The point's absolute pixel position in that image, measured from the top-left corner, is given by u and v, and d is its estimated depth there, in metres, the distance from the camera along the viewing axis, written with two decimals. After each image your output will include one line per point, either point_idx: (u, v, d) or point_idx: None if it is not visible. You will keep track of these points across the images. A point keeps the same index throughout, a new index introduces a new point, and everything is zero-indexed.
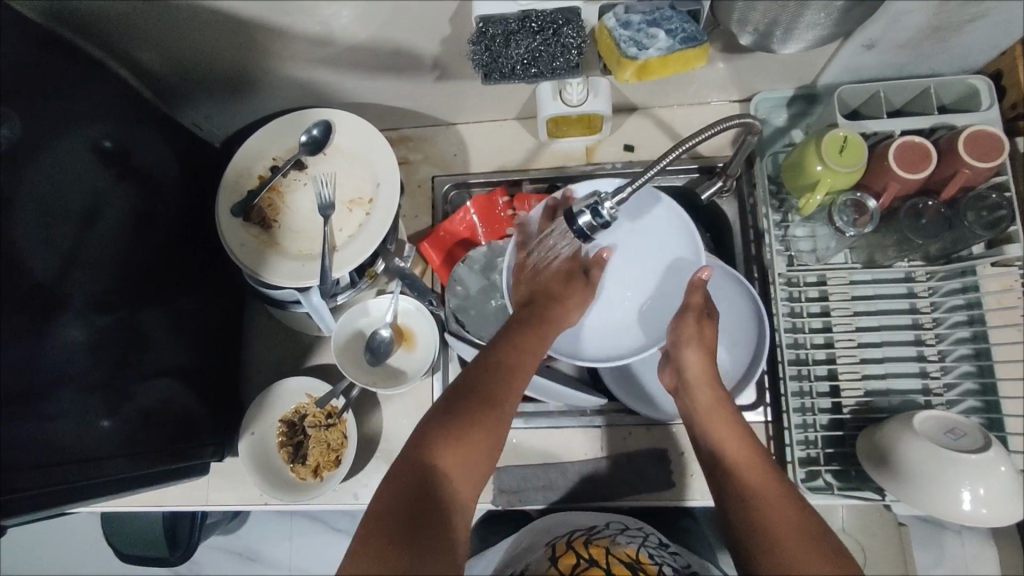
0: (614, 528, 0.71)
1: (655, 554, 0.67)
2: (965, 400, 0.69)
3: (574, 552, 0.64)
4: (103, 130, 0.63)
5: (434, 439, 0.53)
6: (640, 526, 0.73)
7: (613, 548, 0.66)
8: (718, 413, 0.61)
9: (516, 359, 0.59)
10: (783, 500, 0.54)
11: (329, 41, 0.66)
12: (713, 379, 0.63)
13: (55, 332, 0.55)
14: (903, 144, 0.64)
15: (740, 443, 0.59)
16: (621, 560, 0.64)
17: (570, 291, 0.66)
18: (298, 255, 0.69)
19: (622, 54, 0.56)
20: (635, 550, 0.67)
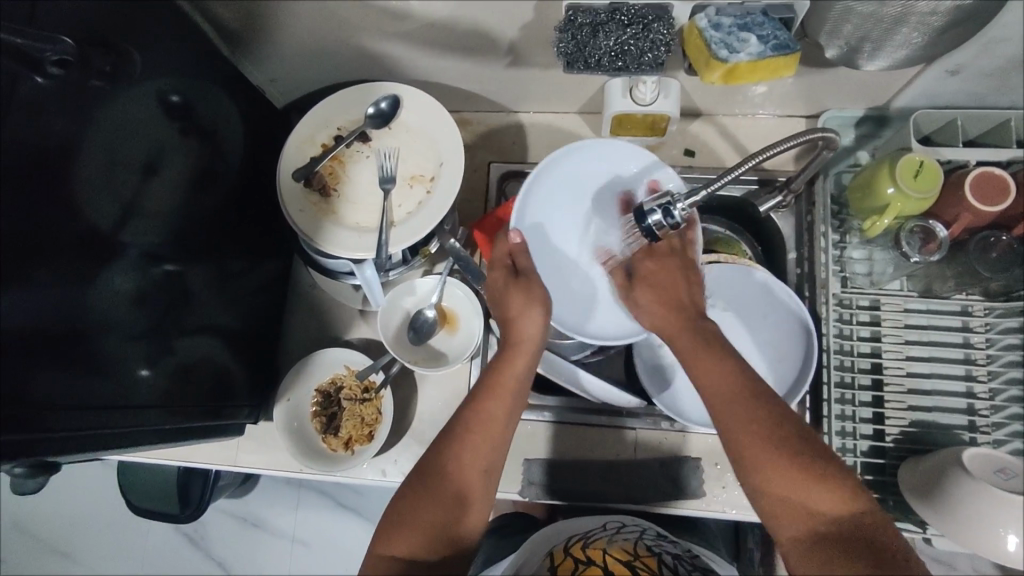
0: (610, 529, 0.70)
1: (653, 546, 0.66)
2: (1011, 441, 0.67)
3: (570, 558, 0.62)
4: (174, 81, 0.63)
5: (406, 518, 0.54)
6: (638, 522, 0.72)
7: (611, 547, 0.65)
8: (690, 337, 0.56)
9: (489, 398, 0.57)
10: (763, 430, 0.50)
11: (408, 16, 0.66)
12: (689, 296, 0.59)
13: (108, 278, 0.55)
14: (980, 175, 0.62)
15: (715, 367, 0.53)
16: (619, 557, 0.62)
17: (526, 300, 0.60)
18: (356, 227, 0.69)
19: (712, 55, 0.55)
20: (633, 545, 0.65)
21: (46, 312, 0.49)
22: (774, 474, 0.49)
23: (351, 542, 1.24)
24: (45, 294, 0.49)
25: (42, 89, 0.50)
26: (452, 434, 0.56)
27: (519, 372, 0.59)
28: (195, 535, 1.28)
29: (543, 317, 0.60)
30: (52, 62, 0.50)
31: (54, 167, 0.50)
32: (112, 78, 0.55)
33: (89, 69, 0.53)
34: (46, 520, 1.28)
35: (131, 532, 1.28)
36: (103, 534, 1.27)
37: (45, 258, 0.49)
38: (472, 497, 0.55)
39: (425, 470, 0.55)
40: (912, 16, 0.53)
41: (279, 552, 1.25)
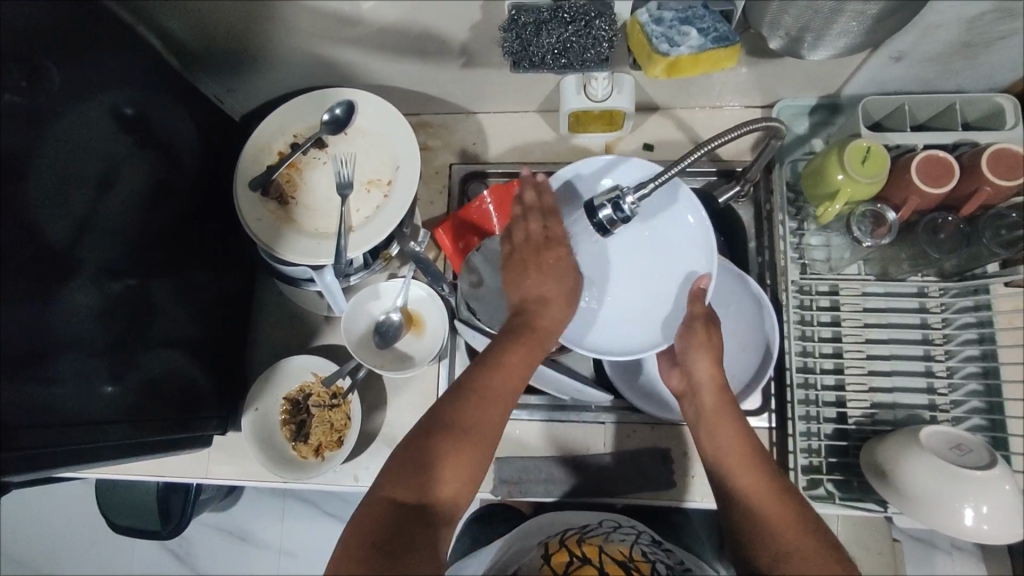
0: (607, 527, 0.70)
1: (649, 552, 0.66)
2: (971, 417, 0.69)
3: (566, 550, 0.62)
4: (126, 95, 0.63)
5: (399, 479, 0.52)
6: (633, 525, 0.72)
7: (606, 546, 0.64)
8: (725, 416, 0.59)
9: (495, 374, 0.57)
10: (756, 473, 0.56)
11: (358, 21, 0.66)
12: (723, 385, 0.60)
13: (66, 295, 0.55)
14: (926, 158, 0.64)
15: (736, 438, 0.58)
16: (615, 558, 0.62)
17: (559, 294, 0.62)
18: (315, 233, 0.69)
19: (654, 49, 0.56)
20: (629, 548, 0.65)
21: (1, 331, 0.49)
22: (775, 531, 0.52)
23: None
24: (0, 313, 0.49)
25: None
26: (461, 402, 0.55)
27: (533, 356, 0.59)
28: (180, 551, 1.27)
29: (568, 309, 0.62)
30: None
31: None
32: (30, 93, 0.52)
33: (0, 84, 0.50)
34: (29, 544, 1.27)
35: (115, 551, 1.27)
36: (87, 555, 1.26)
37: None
38: (467, 455, 0.54)
39: (428, 424, 0.54)
40: (847, 5, 0.54)
41: (265, 564, 1.25)
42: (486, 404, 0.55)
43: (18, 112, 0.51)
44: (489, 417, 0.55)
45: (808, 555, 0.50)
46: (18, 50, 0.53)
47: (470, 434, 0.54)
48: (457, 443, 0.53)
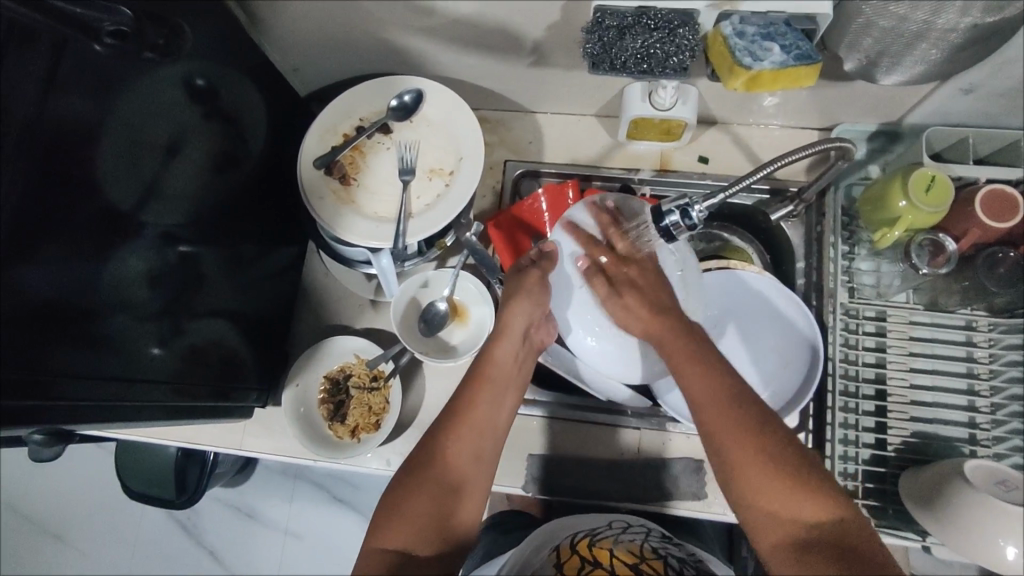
0: (616, 528, 0.69)
1: (659, 548, 0.66)
2: (1012, 455, 0.68)
3: (577, 555, 0.62)
4: (200, 67, 0.63)
5: (392, 517, 0.54)
6: (643, 523, 0.72)
7: (616, 549, 0.64)
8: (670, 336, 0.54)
9: (473, 392, 0.58)
10: (738, 424, 0.51)
11: (436, 12, 0.66)
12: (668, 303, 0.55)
13: (122, 255, 0.55)
14: (992, 192, 0.64)
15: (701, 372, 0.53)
16: (625, 560, 0.62)
17: (519, 292, 0.59)
18: (373, 216, 0.69)
19: (736, 62, 0.56)
20: (638, 547, 0.65)
21: (58, 287, 0.49)
22: (759, 489, 0.50)
23: (345, 537, 1.23)
24: (57, 270, 0.49)
25: (101, 57, 0.53)
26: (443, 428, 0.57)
27: (506, 365, 0.60)
28: (187, 523, 1.27)
29: (530, 309, 0.59)
30: (108, 31, 0.53)
31: (63, 153, 0.49)
32: (123, 55, 0.55)
33: (143, 42, 0.56)
34: (40, 500, 1.28)
35: (122, 517, 1.27)
36: (97, 517, 1.27)
37: (58, 235, 0.49)
38: (459, 494, 0.55)
39: (415, 461, 0.56)
40: (932, 32, 0.54)
41: (270, 543, 1.25)
42: (465, 440, 0.57)
43: (95, 76, 0.52)
44: (470, 440, 0.57)
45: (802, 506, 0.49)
46: (158, 11, 0.58)
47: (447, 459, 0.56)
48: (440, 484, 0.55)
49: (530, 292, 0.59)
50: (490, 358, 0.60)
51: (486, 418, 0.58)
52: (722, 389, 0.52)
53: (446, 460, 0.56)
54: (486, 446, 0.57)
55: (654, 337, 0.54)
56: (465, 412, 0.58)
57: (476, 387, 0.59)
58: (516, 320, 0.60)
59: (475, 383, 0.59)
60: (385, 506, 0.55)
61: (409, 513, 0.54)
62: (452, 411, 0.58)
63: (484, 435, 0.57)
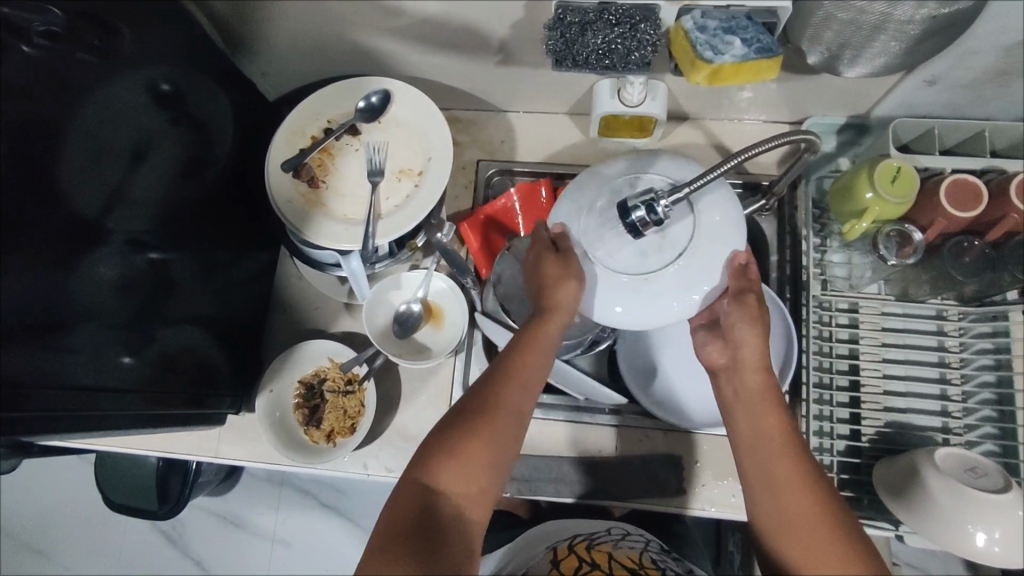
0: (615, 534, 0.71)
1: (658, 559, 0.68)
2: (984, 443, 0.70)
3: (575, 555, 0.64)
4: (162, 71, 0.62)
5: (429, 459, 0.52)
6: (642, 533, 0.74)
7: (615, 552, 0.66)
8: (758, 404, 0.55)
9: (524, 356, 0.56)
10: (798, 480, 0.51)
11: (401, 12, 0.66)
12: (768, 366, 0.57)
13: (89, 264, 0.55)
14: (956, 181, 0.64)
15: (771, 419, 0.54)
16: (624, 564, 0.64)
17: (561, 273, 0.55)
18: (343, 219, 0.69)
19: (697, 56, 0.57)
20: (638, 555, 0.67)
21: (21, 297, 0.49)
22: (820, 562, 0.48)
23: (333, 543, 1.22)
24: (19, 280, 0.48)
25: (30, 58, 0.51)
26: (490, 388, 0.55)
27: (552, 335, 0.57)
28: (172, 534, 1.26)
29: (577, 291, 0.55)
30: (38, 32, 0.52)
31: (18, 159, 0.48)
32: (79, 60, 0.54)
33: (75, 42, 0.54)
34: (22, 516, 1.26)
35: (106, 530, 1.26)
36: (80, 531, 1.25)
37: (19, 244, 0.48)
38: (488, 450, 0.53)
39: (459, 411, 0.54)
40: (890, 24, 0.54)
41: (257, 552, 1.24)
42: (508, 402, 0.55)
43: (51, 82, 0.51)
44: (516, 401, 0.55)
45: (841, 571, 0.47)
46: (97, 13, 0.56)
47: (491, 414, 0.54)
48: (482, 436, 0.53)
49: (568, 271, 0.55)
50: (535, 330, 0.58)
51: (523, 391, 0.56)
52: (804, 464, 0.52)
53: (493, 415, 0.54)
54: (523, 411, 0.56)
55: (741, 376, 0.57)
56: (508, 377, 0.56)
57: (524, 353, 0.57)
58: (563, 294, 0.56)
59: (522, 350, 0.57)
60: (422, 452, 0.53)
61: (447, 462, 0.51)
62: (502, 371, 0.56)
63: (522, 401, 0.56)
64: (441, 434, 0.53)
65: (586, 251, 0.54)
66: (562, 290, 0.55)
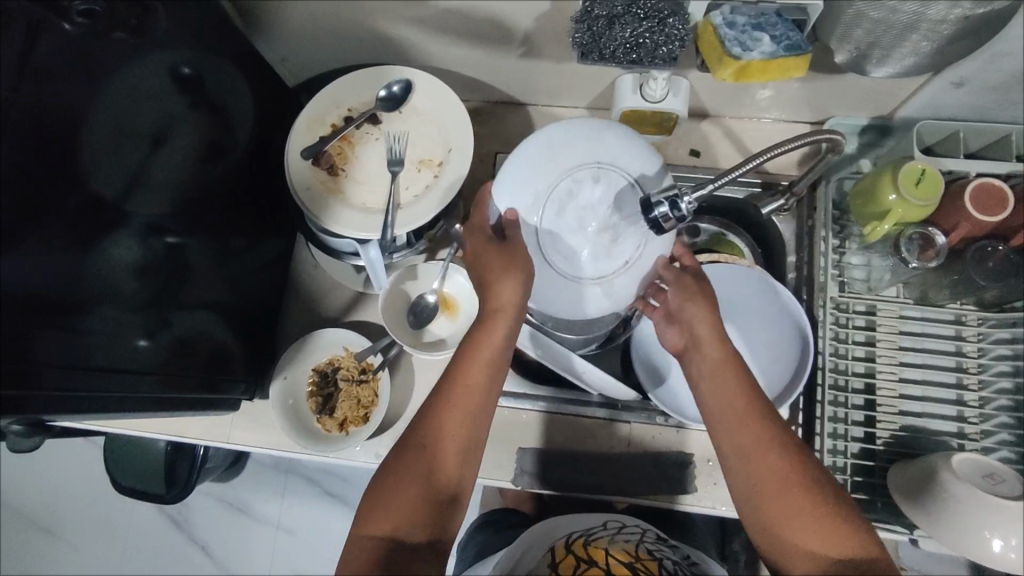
0: (611, 529, 0.70)
1: (654, 550, 0.67)
2: (999, 449, 0.69)
3: (572, 555, 0.63)
4: (185, 54, 0.62)
5: (379, 502, 0.52)
6: (637, 523, 0.73)
7: (612, 548, 0.65)
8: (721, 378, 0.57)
9: (465, 371, 0.56)
10: (773, 454, 0.53)
11: (424, 2, 0.66)
12: (725, 339, 0.58)
13: (108, 245, 0.55)
14: (981, 185, 0.64)
15: (728, 391, 0.56)
16: (621, 559, 0.63)
17: (506, 264, 0.54)
18: (362, 207, 0.69)
19: (726, 51, 0.56)
20: (634, 547, 0.66)
21: (41, 275, 0.49)
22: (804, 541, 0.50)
23: (337, 533, 1.23)
24: (41, 259, 0.48)
25: (71, 37, 0.51)
26: (431, 413, 0.55)
27: (496, 342, 0.57)
28: (177, 518, 1.27)
29: (521, 284, 0.54)
30: (78, 11, 0.51)
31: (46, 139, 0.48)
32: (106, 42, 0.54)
33: (113, 21, 0.54)
34: (30, 495, 1.27)
35: (112, 512, 1.26)
36: (87, 512, 1.26)
37: (41, 223, 0.48)
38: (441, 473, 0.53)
39: (402, 446, 0.54)
40: (923, 24, 0.53)
41: (262, 539, 1.24)
42: (453, 423, 0.54)
43: (75, 62, 0.51)
44: (463, 420, 0.55)
45: (833, 538, 0.50)
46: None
47: (436, 443, 0.54)
48: (426, 467, 0.53)
49: (514, 262, 0.54)
50: (480, 340, 0.57)
51: (477, 400, 0.55)
52: (775, 435, 0.54)
53: (437, 442, 0.54)
54: (477, 426, 0.55)
55: (704, 354, 0.58)
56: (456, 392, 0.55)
57: (469, 366, 0.56)
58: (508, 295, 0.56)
59: (470, 361, 0.56)
60: (369, 503, 0.53)
61: (395, 508, 0.51)
62: (441, 390, 0.56)
63: (474, 418, 0.55)
64: (386, 474, 0.53)
65: (537, 246, 0.53)
66: (506, 280, 0.55)
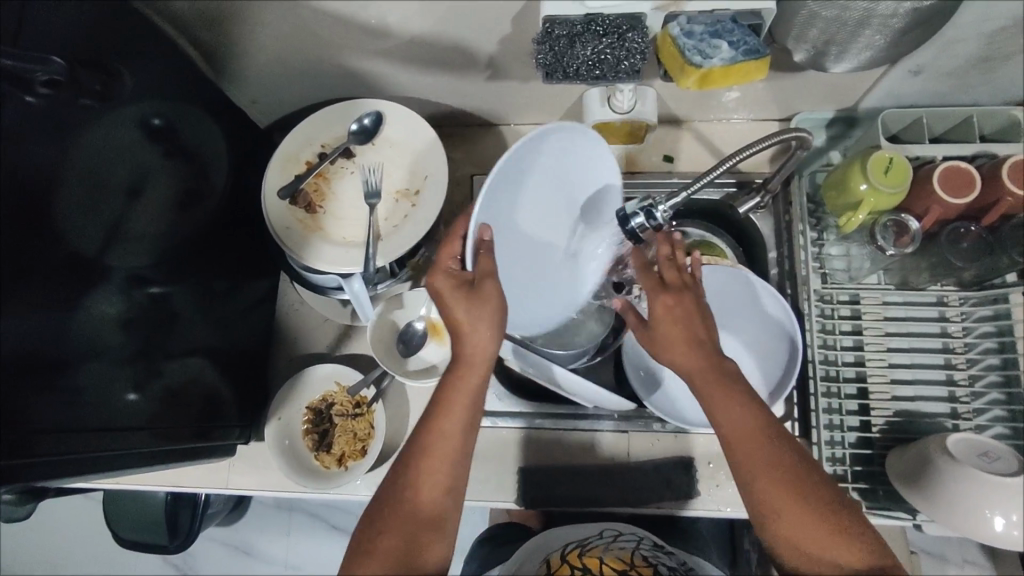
0: (607, 537, 0.71)
1: (651, 556, 0.67)
2: (993, 426, 0.69)
3: (566, 565, 0.65)
4: (155, 106, 0.62)
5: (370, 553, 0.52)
6: (634, 531, 0.73)
7: (607, 557, 0.66)
8: (723, 398, 0.54)
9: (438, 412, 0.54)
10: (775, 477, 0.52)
11: (387, 34, 0.67)
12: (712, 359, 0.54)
13: (91, 301, 0.54)
14: (947, 170, 0.65)
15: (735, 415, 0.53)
16: (615, 569, 0.64)
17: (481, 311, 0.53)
18: (343, 242, 0.69)
19: (687, 61, 0.57)
20: (630, 555, 0.67)
21: (25, 339, 0.48)
22: (799, 535, 0.52)
23: None
24: (22, 326, 0.48)
25: (33, 108, 0.50)
26: (410, 451, 0.54)
27: (472, 376, 0.55)
28: (183, 567, 1.25)
29: (495, 332, 0.53)
30: (40, 82, 0.50)
31: (18, 205, 0.47)
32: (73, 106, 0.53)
33: (78, 88, 0.53)
34: (29, 556, 1.25)
35: (115, 567, 1.24)
36: (89, 569, 1.24)
37: (18, 287, 0.47)
38: (436, 511, 0.53)
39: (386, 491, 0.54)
40: (874, 19, 0.55)
41: None
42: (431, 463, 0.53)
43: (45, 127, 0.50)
44: (446, 467, 0.54)
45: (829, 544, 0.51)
46: (94, 56, 0.56)
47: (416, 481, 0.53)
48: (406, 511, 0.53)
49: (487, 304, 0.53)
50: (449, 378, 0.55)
51: (454, 441, 0.54)
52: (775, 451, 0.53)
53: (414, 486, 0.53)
54: (458, 469, 0.54)
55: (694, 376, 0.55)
56: (431, 441, 0.54)
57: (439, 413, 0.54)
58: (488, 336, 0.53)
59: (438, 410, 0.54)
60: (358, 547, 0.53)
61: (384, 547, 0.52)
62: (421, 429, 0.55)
63: (451, 463, 0.54)
64: (377, 517, 0.53)
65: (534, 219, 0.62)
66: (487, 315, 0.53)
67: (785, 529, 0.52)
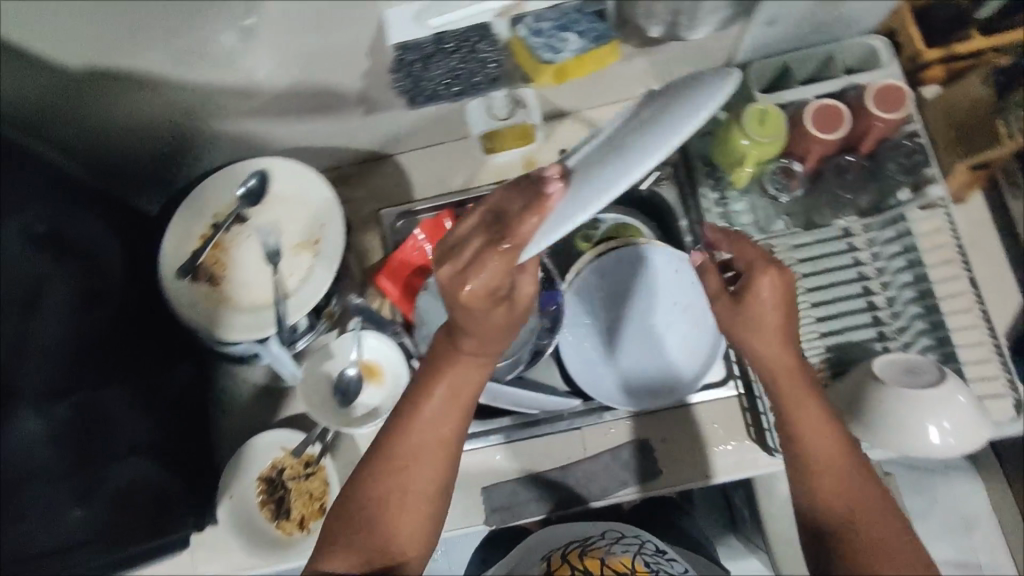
0: (609, 538, 0.71)
1: (651, 562, 0.67)
2: (917, 340, 0.71)
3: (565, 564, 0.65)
4: (37, 213, 0.59)
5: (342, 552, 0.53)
6: (636, 534, 0.73)
7: (607, 559, 0.66)
8: (806, 400, 0.55)
9: (418, 424, 0.53)
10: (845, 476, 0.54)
11: (254, 92, 0.66)
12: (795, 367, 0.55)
13: (11, 425, 0.52)
14: (818, 108, 0.67)
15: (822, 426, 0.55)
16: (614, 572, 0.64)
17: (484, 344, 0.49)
18: (253, 308, 0.68)
19: (539, 60, 0.61)
20: (631, 560, 0.66)
21: None
22: (866, 536, 0.52)
23: None
24: None
25: None
26: (393, 461, 0.53)
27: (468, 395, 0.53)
28: None
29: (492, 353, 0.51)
30: None
31: None
32: None
33: None
34: None
35: None
36: None
37: None
38: (418, 512, 0.53)
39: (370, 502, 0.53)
40: None
41: None
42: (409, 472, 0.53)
43: None
44: (428, 474, 0.53)
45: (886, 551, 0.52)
46: None
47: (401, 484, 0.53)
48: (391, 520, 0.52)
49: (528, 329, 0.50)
50: (418, 396, 0.53)
51: (439, 446, 0.53)
52: (847, 454, 0.55)
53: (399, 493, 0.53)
54: (442, 477, 0.54)
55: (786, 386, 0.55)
56: (412, 447, 0.53)
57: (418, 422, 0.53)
58: (467, 385, 0.52)
59: (414, 420, 0.53)
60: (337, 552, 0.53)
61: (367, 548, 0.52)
62: (391, 441, 0.53)
63: (428, 470, 0.53)
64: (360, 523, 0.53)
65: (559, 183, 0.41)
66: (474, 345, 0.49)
67: (853, 531, 0.53)
